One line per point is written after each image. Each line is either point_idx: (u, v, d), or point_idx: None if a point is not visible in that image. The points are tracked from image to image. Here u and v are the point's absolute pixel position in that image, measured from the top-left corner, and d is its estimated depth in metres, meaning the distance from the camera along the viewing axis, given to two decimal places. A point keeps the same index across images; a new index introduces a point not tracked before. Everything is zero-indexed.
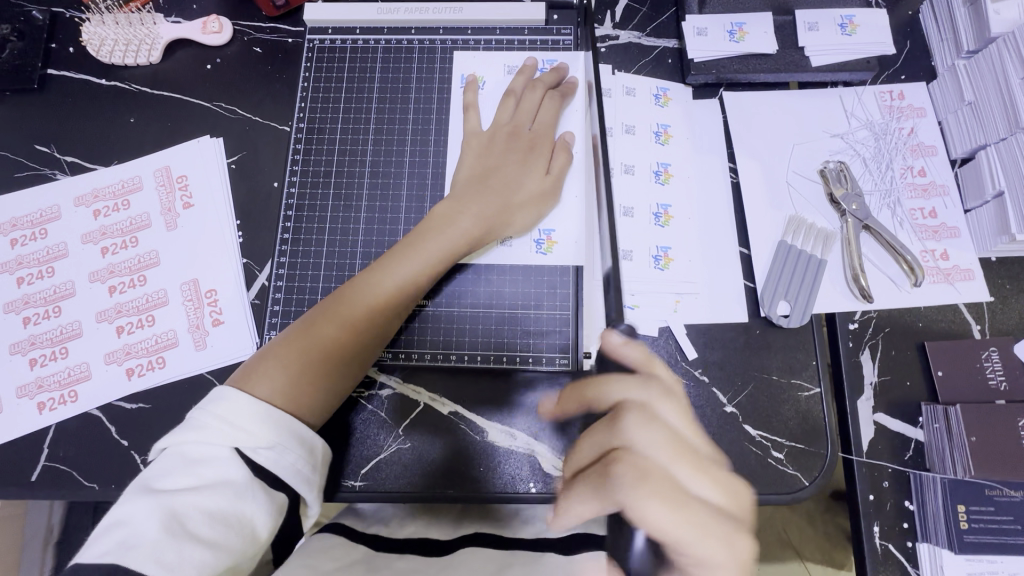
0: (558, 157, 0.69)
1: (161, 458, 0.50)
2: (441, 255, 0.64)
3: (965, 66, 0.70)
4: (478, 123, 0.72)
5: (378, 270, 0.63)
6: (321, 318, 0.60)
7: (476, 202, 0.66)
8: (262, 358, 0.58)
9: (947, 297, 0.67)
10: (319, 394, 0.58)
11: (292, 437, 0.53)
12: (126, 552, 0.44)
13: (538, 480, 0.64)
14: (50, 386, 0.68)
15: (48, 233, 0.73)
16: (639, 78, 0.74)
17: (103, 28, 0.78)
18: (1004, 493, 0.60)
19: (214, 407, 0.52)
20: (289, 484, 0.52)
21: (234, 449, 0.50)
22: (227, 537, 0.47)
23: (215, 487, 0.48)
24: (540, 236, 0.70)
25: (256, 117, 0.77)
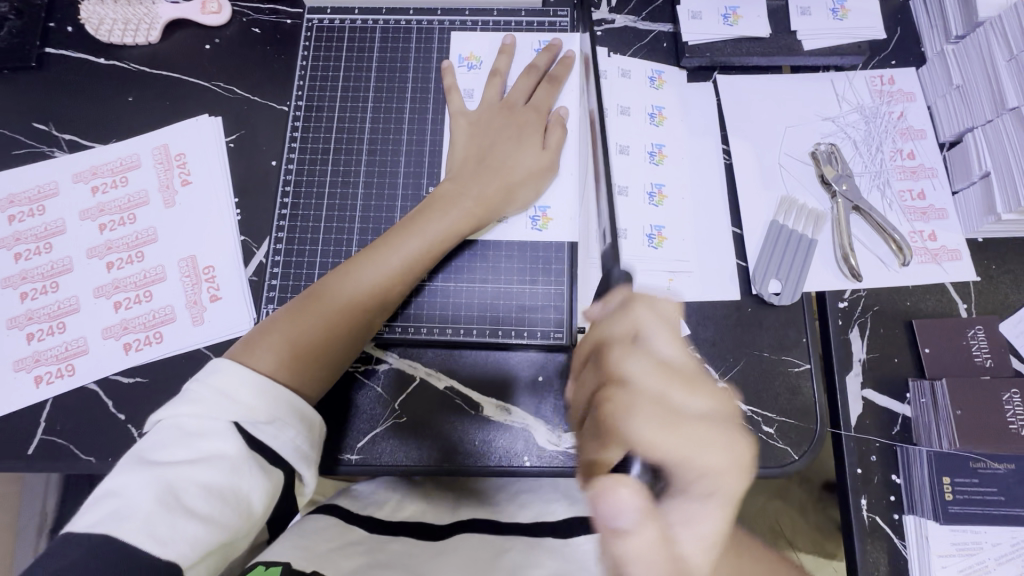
0: (553, 133, 0.70)
1: (156, 431, 0.50)
2: (443, 234, 0.65)
3: (953, 50, 0.71)
4: (463, 105, 0.73)
5: (382, 248, 0.63)
6: (323, 294, 0.61)
7: (476, 183, 0.67)
8: (263, 332, 0.59)
9: (935, 276, 0.68)
10: (322, 368, 0.59)
11: (292, 415, 0.54)
12: (118, 524, 0.44)
13: (533, 454, 0.65)
14: (48, 359, 0.68)
15: (47, 209, 0.73)
16: (636, 57, 0.76)
17: (102, 7, 0.78)
18: (987, 466, 0.61)
19: (211, 380, 0.52)
20: (286, 461, 0.52)
21: (232, 423, 0.50)
22: (221, 512, 0.47)
23: (213, 460, 0.48)
24: (536, 212, 0.71)
25: (255, 96, 0.77)
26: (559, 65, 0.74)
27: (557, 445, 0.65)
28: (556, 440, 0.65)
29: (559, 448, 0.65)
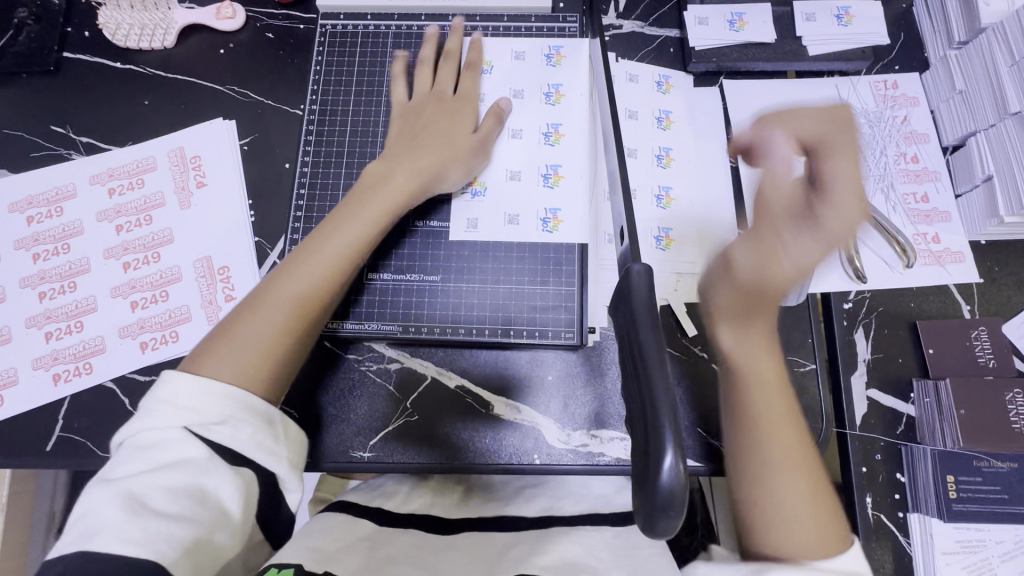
0: (494, 123, 0.71)
1: (117, 453, 0.51)
2: (376, 215, 0.64)
3: (955, 56, 0.72)
4: (403, 94, 0.74)
5: (314, 236, 0.63)
6: (266, 292, 0.60)
7: (402, 166, 0.66)
8: (207, 345, 0.57)
9: (939, 278, 0.69)
10: (276, 365, 0.58)
11: (247, 411, 0.53)
12: (91, 539, 0.44)
13: (542, 452, 0.66)
14: (66, 358, 0.70)
15: (64, 210, 0.74)
16: (575, 44, 0.78)
17: (119, 12, 0.80)
18: (990, 464, 0.62)
19: (160, 392, 0.52)
20: (249, 457, 0.52)
21: (183, 428, 0.50)
22: (194, 510, 0.48)
23: (175, 465, 0.49)
24: (547, 170, 0.73)
25: (268, 100, 0.79)
26: (471, 49, 0.75)
27: (566, 443, 0.66)
28: (565, 438, 0.66)
29: (568, 446, 0.66)
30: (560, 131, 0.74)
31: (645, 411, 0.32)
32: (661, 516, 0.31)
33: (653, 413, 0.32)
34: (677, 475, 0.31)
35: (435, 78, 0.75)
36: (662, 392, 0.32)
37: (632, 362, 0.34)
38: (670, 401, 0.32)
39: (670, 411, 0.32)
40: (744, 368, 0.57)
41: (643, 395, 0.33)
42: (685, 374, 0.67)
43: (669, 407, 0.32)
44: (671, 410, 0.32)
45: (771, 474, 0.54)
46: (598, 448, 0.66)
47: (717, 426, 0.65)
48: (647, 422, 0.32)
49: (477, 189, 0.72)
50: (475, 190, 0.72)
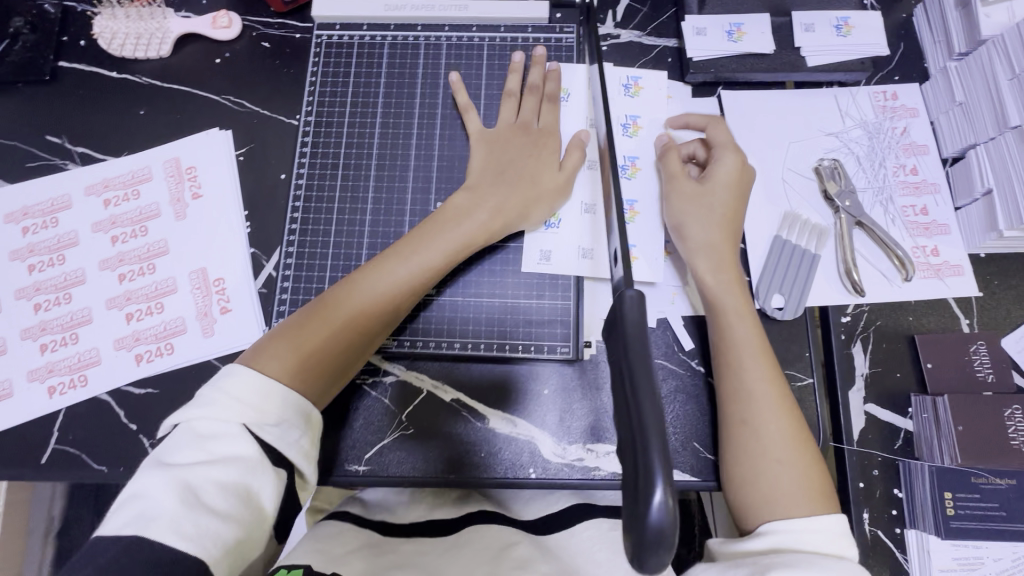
0: (574, 154, 0.71)
1: (172, 435, 0.52)
2: (452, 250, 0.66)
3: (955, 67, 0.72)
4: (478, 124, 0.74)
5: (392, 258, 0.64)
6: (334, 302, 0.62)
7: (492, 195, 0.68)
8: (271, 339, 0.60)
9: (937, 291, 0.69)
10: (327, 374, 0.60)
11: (301, 419, 0.55)
12: (146, 524, 0.45)
13: (537, 466, 0.66)
14: (61, 370, 0.70)
15: (59, 221, 0.74)
16: (650, 72, 0.76)
17: (115, 22, 0.80)
18: (989, 481, 0.62)
19: (223, 385, 0.53)
20: (292, 460, 0.53)
21: (242, 426, 0.51)
22: (238, 508, 0.49)
23: (228, 461, 0.49)
24: (625, 205, 0.72)
25: (264, 110, 0.78)
26: (549, 79, 0.75)
27: (563, 457, 0.66)
28: (562, 452, 0.66)
29: (564, 460, 0.66)
30: (638, 164, 0.73)
31: (634, 441, 0.31)
32: (649, 553, 0.30)
33: (643, 444, 0.31)
34: (666, 511, 0.30)
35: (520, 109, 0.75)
36: (652, 423, 0.31)
37: (623, 393, 0.33)
38: (661, 434, 0.31)
39: (660, 443, 0.31)
40: (735, 342, 0.62)
41: (632, 423, 0.32)
42: (682, 388, 0.67)
43: (660, 439, 0.31)
44: (661, 441, 0.31)
45: (756, 440, 0.58)
46: (594, 462, 0.66)
47: (713, 440, 0.65)
48: (637, 453, 0.31)
49: (551, 221, 0.72)
50: (549, 222, 0.72)
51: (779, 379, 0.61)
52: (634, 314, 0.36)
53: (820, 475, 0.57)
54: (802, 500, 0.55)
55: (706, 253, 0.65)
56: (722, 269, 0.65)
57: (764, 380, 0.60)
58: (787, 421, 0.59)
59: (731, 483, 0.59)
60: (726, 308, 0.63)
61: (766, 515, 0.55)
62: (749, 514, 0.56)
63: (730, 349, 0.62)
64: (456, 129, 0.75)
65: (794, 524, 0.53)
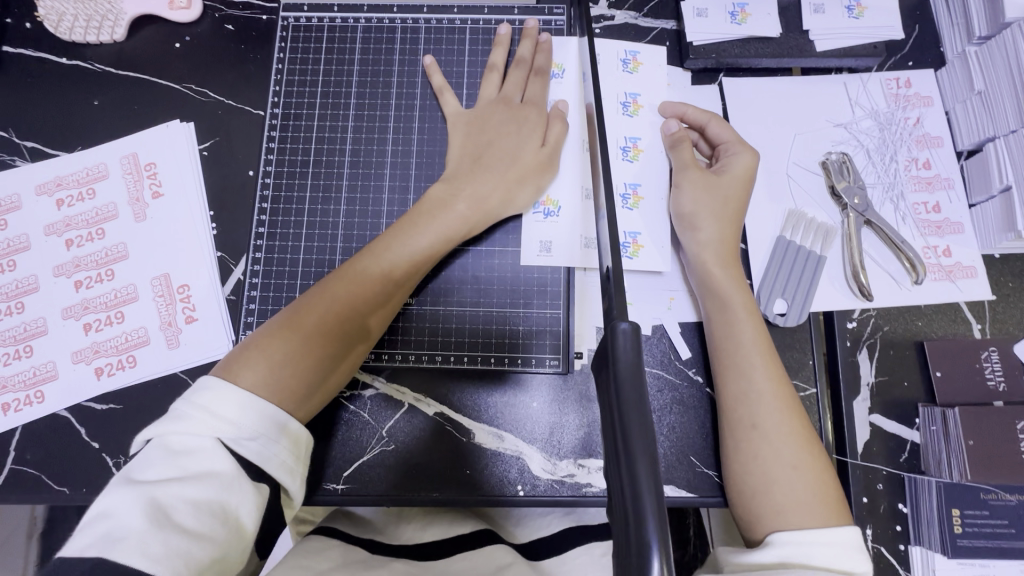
0: (554, 128, 0.66)
1: (146, 450, 0.47)
2: (434, 242, 0.61)
3: (975, 52, 0.66)
4: (456, 105, 0.69)
5: (369, 255, 0.60)
6: (308, 305, 0.57)
7: (471, 185, 0.63)
8: (245, 351, 0.54)
9: (948, 295, 0.65)
10: (308, 384, 0.54)
11: (283, 433, 0.50)
12: (112, 545, 0.40)
13: (526, 483, 0.62)
14: (15, 386, 0.65)
15: (9, 223, 0.69)
16: (650, 47, 0.71)
17: (61, 2, 0.72)
18: (999, 497, 0.59)
19: (199, 398, 0.49)
20: (271, 476, 0.49)
21: (217, 440, 0.47)
22: (212, 527, 0.44)
23: (202, 478, 0.45)
24: (626, 190, 0.67)
25: (229, 100, 0.72)
26: (540, 52, 0.70)
27: (552, 473, 0.62)
28: (552, 468, 0.62)
29: (554, 476, 0.62)
30: (639, 146, 0.68)
31: (626, 503, 0.28)
32: None
33: (635, 508, 0.27)
34: None
35: (504, 84, 0.69)
36: (646, 479, 0.28)
37: (614, 444, 0.30)
38: (656, 497, 0.28)
39: (655, 507, 0.27)
40: (736, 337, 0.58)
41: (624, 482, 0.28)
42: (679, 400, 0.63)
43: (655, 498, 0.27)
44: (656, 504, 0.27)
45: (763, 448, 0.54)
46: (587, 479, 0.62)
47: (711, 455, 0.62)
48: (628, 517, 0.28)
49: (550, 209, 0.67)
50: (548, 210, 0.67)
51: (783, 377, 0.57)
52: (628, 353, 0.32)
53: (832, 480, 0.53)
54: (812, 509, 0.50)
55: (710, 246, 0.61)
56: (722, 262, 0.61)
57: (770, 379, 0.56)
58: (794, 423, 0.55)
59: (737, 493, 0.55)
60: (732, 306, 0.59)
61: (776, 523, 0.51)
62: (758, 524, 0.52)
63: (733, 347, 0.58)
64: (436, 117, 0.70)
65: (804, 534, 0.49)
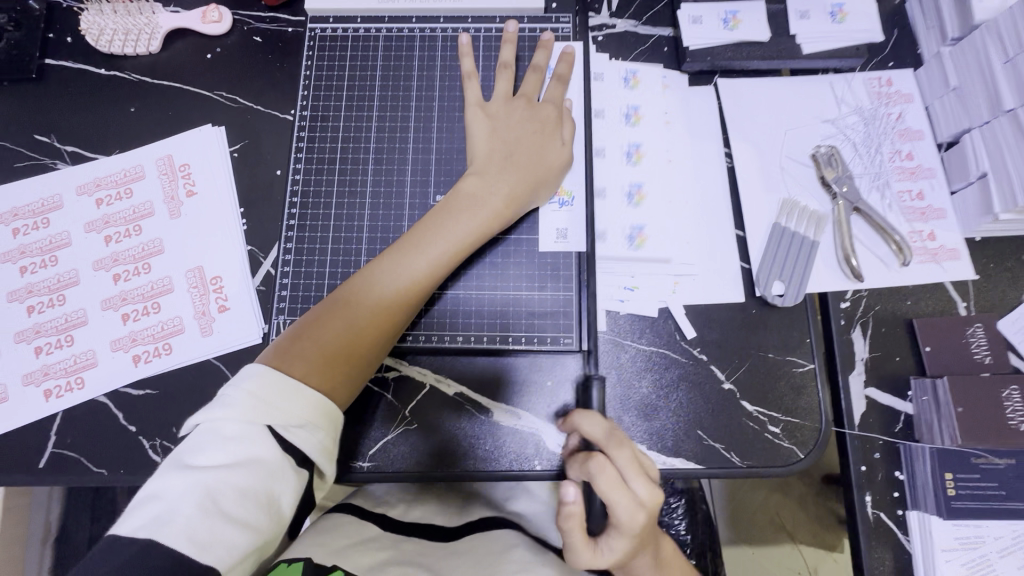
0: (566, 128, 0.71)
1: (194, 435, 0.51)
2: (468, 238, 0.65)
3: (949, 52, 0.72)
4: (478, 93, 0.72)
5: (408, 249, 0.64)
6: (352, 298, 0.61)
7: (500, 180, 0.67)
8: (294, 338, 0.59)
9: (934, 276, 0.69)
10: (351, 370, 0.59)
11: (324, 418, 0.54)
12: (160, 529, 0.45)
13: (543, 458, 0.66)
14: (56, 373, 0.68)
15: (51, 221, 0.73)
16: (647, 64, 0.76)
17: (102, 18, 0.78)
18: (989, 461, 0.63)
19: (245, 384, 0.52)
20: (315, 461, 0.53)
21: (267, 427, 0.50)
22: (256, 517, 0.48)
23: (247, 465, 0.49)
24: (630, 189, 0.72)
25: (259, 105, 0.77)
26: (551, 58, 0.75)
27: None
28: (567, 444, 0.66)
29: None
30: (642, 151, 0.74)
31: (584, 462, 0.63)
32: None
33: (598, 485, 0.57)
34: None
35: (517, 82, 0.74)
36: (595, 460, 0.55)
37: None
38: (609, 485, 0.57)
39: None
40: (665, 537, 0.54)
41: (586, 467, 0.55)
42: (686, 377, 0.67)
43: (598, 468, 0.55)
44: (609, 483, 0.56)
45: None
46: None
47: (717, 427, 0.66)
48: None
49: (564, 199, 0.72)
50: (563, 199, 0.72)
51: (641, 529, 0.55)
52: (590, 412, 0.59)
53: None
54: None
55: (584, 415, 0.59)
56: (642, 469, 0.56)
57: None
58: None
59: None
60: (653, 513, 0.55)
61: None
62: None
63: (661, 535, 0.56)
64: (454, 117, 0.75)
65: None
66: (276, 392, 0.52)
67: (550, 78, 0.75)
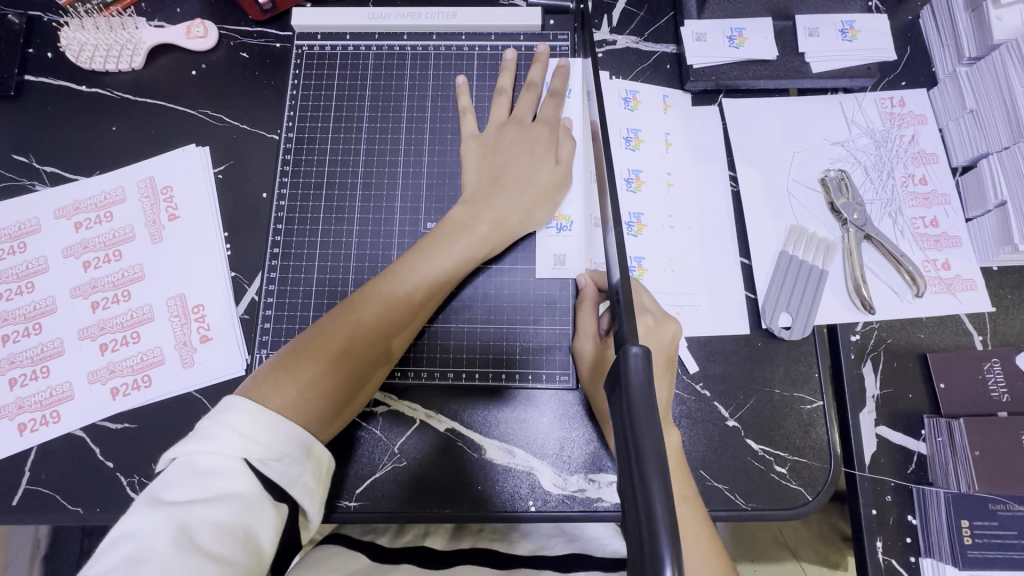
0: (563, 145, 0.69)
1: (170, 469, 0.47)
2: (456, 265, 0.63)
3: (966, 72, 0.69)
4: (474, 126, 0.71)
5: (393, 275, 0.62)
6: (333, 325, 0.58)
7: (492, 205, 0.65)
8: (271, 369, 0.56)
9: (949, 307, 0.66)
10: (329, 407, 0.56)
11: (303, 451, 0.51)
12: (136, 567, 0.41)
13: (537, 498, 0.63)
14: (31, 406, 0.66)
15: (27, 246, 0.70)
16: (648, 85, 0.73)
17: (82, 32, 0.75)
18: (1008, 508, 0.59)
19: (223, 417, 0.49)
20: (291, 495, 0.50)
21: (243, 461, 0.48)
22: (234, 551, 0.44)
23: (225, 499, 0.46)
24: (630, 219, 0.69)
25: (244, 124, 0.75)
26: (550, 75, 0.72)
27: (563, 489, 0.63)
28: (562, 483, 0.63)
29: (564, 492, 0.63)
30: (642, 177, 0.70)
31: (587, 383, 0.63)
32: None
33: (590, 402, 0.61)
34: None
35: (513, 106, 0.71)
36: (660, 500, 0.30)
37: (630, 474, 0.32)
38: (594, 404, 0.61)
39: (669, 527, 0.30)
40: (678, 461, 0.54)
41: (637, 497, 0.31)
42: (688, 414, 0.64)
43: (668, 522, 0.30)
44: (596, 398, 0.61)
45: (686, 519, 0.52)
46: (597, 494, 0.63)
47: (721, 469, 0.63)
48: (643, 540, 0.30)
49: (562, 224, 0.69)
50: (560, 225, 0.69)
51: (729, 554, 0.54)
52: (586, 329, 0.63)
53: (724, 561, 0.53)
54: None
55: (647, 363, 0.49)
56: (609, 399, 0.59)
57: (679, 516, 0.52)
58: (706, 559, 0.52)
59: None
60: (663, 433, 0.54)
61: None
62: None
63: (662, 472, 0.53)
64: (447, 139, 0.72)
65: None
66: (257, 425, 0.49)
67: (547, 95, 0.72)
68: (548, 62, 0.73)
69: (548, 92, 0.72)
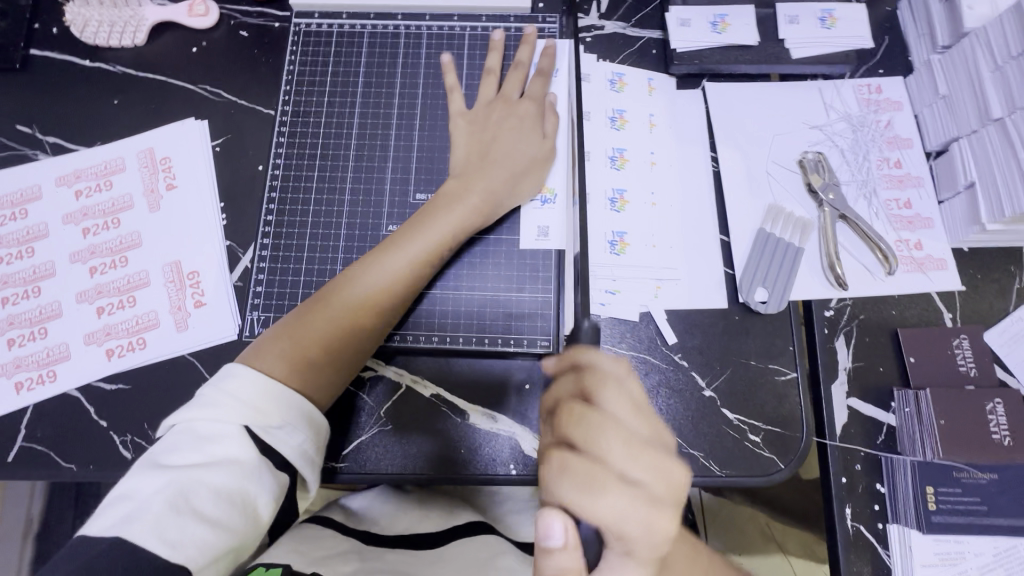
0: (550, 119, 0.71)
1: (169, 435, 0.50)
2: (450, 237, 0.65)
3: (938, 60, 0.71)
4: (462, 104, 0.73)
5: (390, 247, 0.64)
6: (330, 295, 0.61)
7: (482, 179, 0.67)
8: (272, 336, 0.59)
9: (920, 285, 0.68)
10: (325, 372, 0.58)
11: (304, 419, 0.53)
12: (130, 526, 0.43)
13: (518, 462, 0.65)
14: (28, 365, 0.68)
15: (28, 212, 0.72)
16: (634, 68, 0.76)
17: (88, 9, 0.78)
18: (971, 476, 0.62)
19: (225, 385, 0.51)
20: (294, 465, 0.51)
21: (242, 427, 0.49)
22: (230, 515, 0.46)
23: (224, 463, 0.47)
24: (613, 194, 0.72)
25: (242, 100, 0.77)
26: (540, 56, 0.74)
27: None
28: None
29: None
30: (626, 156, 0.73)
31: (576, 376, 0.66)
32: None
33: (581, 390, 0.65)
34: None
35: (501, 85, 0.74)
36: None
37: None
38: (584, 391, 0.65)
39: None
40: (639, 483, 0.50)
41: None
42: (664, 383, 0.66)
43: None
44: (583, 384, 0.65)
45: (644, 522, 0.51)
46: None
47: (697, 436, 0.65)
48: None
49: (547, 197, 0.71)
50: (545, 197, 0.71)
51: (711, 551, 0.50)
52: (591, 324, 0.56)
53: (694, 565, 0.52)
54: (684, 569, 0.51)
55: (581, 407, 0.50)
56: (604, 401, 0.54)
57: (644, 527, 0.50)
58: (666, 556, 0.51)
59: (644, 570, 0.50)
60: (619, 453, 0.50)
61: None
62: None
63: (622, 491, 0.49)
64: (438, 116, 0.74)
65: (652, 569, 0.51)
66: (249, 387, 0.51)
67: (536, 74, 0.74)
68: (536, 43, 0.75)
69: (536, 71, 0.74)
